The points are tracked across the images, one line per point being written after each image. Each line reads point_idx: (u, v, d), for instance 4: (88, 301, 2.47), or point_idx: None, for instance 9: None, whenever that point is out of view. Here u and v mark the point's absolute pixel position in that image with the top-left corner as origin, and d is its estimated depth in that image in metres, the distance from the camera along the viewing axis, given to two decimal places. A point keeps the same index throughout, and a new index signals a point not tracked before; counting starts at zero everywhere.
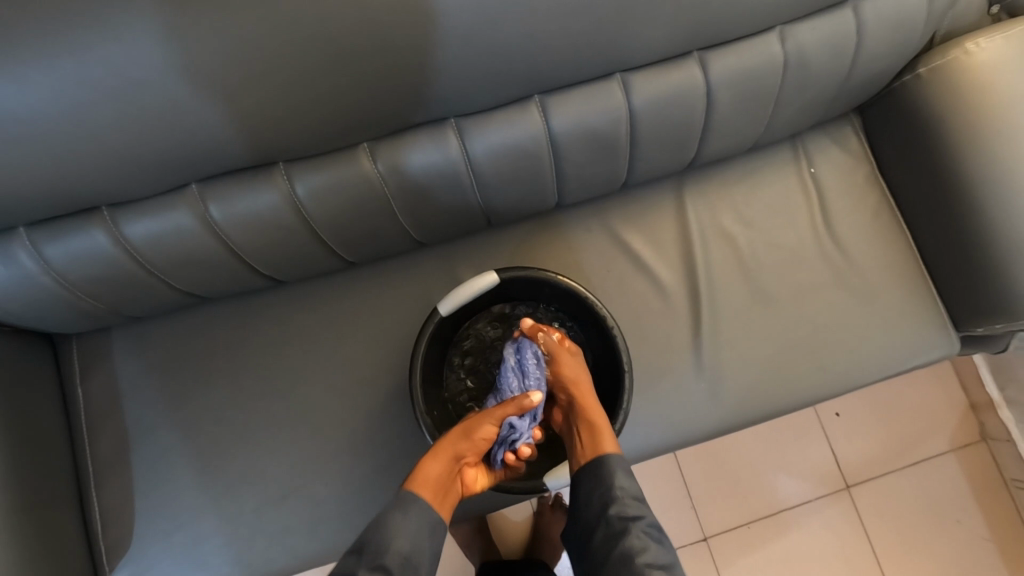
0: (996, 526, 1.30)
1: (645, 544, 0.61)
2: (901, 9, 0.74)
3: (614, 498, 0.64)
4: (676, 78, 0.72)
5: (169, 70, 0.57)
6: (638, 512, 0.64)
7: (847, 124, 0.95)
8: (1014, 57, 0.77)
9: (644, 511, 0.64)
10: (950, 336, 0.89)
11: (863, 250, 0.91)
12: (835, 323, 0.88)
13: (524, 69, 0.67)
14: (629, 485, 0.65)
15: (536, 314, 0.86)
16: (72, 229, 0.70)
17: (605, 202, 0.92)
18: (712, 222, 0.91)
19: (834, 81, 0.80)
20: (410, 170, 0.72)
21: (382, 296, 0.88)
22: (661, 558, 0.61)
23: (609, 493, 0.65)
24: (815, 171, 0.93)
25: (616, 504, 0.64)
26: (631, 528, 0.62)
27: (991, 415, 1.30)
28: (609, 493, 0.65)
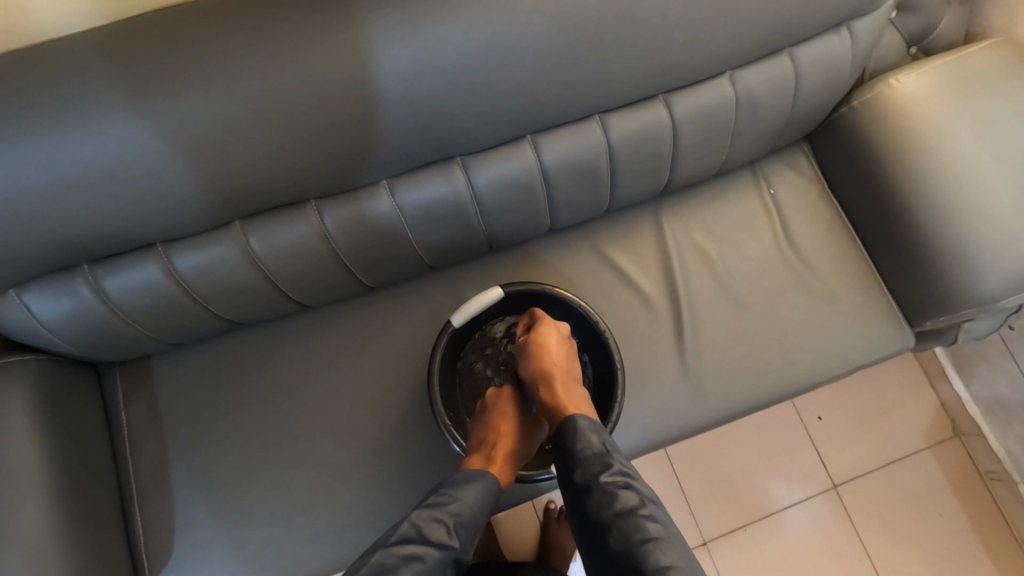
0: (976, 517, 1.38)
1: (616, 492, 0.65)
2: (830, 53, 0.88)
3: (587, 459, 0.69)
4: (646, 116, 0.85)
5: (217, 122, 0.68)
6: (606, 465, 0.68)
7: (799, 150, 1.09)
8: (928, 89, 0.91)
9: (612, 461, 0.68)
10: (903, 331, 1.00)
11: (822, 258, 1.03)
12: (802, 323, 0.99)
13: (519, 113, 0.79)
14: (593, 442, 0.70)
15: None
16: (129, 263, 0.80)
17: (593, 226, 1.03)
18: (689, 239, 1.03)
19: (783, 112, 0.93)
20: (423, 201, 0.84)
21: (397, 316, 0.98)
22: (636, 501, 0.64)
23: (574, 451, 0.70)
24: (773, 191, 1.06)
25: (585, 465, 0.68)
26: (602, 484, 0.66)
27: (960, 412, 1.39)
28: (574, 455, 0.70)
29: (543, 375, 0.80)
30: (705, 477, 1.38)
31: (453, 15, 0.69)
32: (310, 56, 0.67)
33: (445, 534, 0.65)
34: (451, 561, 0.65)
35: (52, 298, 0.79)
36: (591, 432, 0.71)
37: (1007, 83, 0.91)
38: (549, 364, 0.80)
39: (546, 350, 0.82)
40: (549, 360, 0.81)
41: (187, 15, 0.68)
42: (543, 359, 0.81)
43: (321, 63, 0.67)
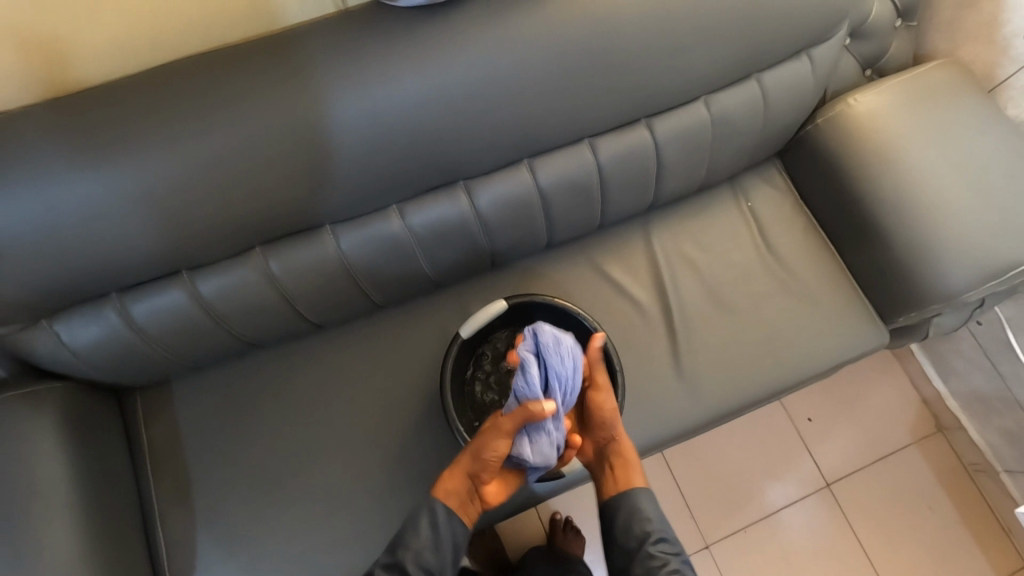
0: (964, 509, 1.43)
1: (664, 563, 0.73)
2: (793, 77, 0.97)
3: (638, 527, 0.76)
4: (631, 138, 0.93)
5: (244, 155, 0.74)
6: (658, 540, 0.75)
7: (772, 166, 1.18)
8: (883, 106, 1.01)
9: (666, 538, 0.75)
10: (879, 328, 1.08)
11: (800, 264, 1.10)
12: (785, 325, 1.06)
13: (517, 139, 0.86)
14: (651, 517, 0.77)
15: None
16: (156, 290, 0.85)
17: (586, 242, 1.10)
18: (676, 251, 1.10)
19: (755, 131, 1.02)
20: (430, 223, 0.90)
21: (406, 333, 1.03)
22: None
23: (639, 525, 0.76)
24: (751, 204, 1.14)
25: (637, 532, 0.76)
26: (650, 553, 0.74)
27: (941, 407, 1.46)
28: (627, 518, 0.78)
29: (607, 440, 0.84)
30: (704, 482, 1.43)
31: (455, 54, 0.77)
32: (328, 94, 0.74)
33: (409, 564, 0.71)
34: None
35: (82, 325, 0.84)
36: (647, 508, 0.78)
37: (952, 99, 1.01)
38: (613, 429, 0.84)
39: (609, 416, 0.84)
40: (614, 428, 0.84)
41: (215, 58, 0.75)
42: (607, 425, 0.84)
43: (338, 99, 0.75)
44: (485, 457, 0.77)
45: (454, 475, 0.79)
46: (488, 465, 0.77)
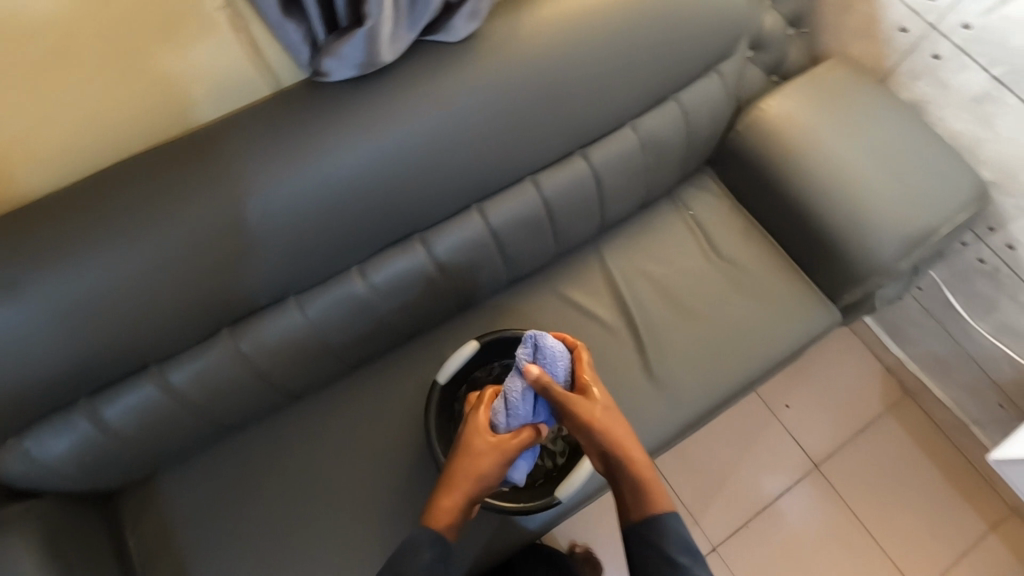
0: (947, 466, 1.49)
1: None
2: (706, 93, 1.06)
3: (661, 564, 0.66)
4: (569, 169, 0.99)
5: (200, 241, 0.76)
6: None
7: (705, 174, 1.26)
8: (789, 108, 1.11)
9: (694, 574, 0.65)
10: (830, 308, 1.14)
11: (748, 260, 1.17)
12: (744, 320, 1.11)
13: (462, 187, 0.91)
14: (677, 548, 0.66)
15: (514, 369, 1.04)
16: (126, 388, 0.84)
17: (545, 272, 1.15)
18: (630, 267, 1.15)
19: (682, 145, 1.09)
20: (391, 277, 0.93)
21: (385, 388, 1.04)
22: None
23: (668, 558, 0.65)
24: (692, 213, 1.21)
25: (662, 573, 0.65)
26: None
27: (904, 373, 1.53)
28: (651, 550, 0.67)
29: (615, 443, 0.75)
30: (701, 485, 1.45)
31: (391, 118, 0.81)
32: (279, 173, 0.78)
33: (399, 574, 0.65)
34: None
35: (53, 437, 0.82)
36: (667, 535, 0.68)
37: (848, 93, 1.12)
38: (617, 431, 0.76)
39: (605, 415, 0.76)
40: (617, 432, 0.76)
41: (158, 151, 0.77)
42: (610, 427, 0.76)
43: (286, 175, 0.78)
44: (479, 473, 0.76)
45: (446, 499, 0.74)
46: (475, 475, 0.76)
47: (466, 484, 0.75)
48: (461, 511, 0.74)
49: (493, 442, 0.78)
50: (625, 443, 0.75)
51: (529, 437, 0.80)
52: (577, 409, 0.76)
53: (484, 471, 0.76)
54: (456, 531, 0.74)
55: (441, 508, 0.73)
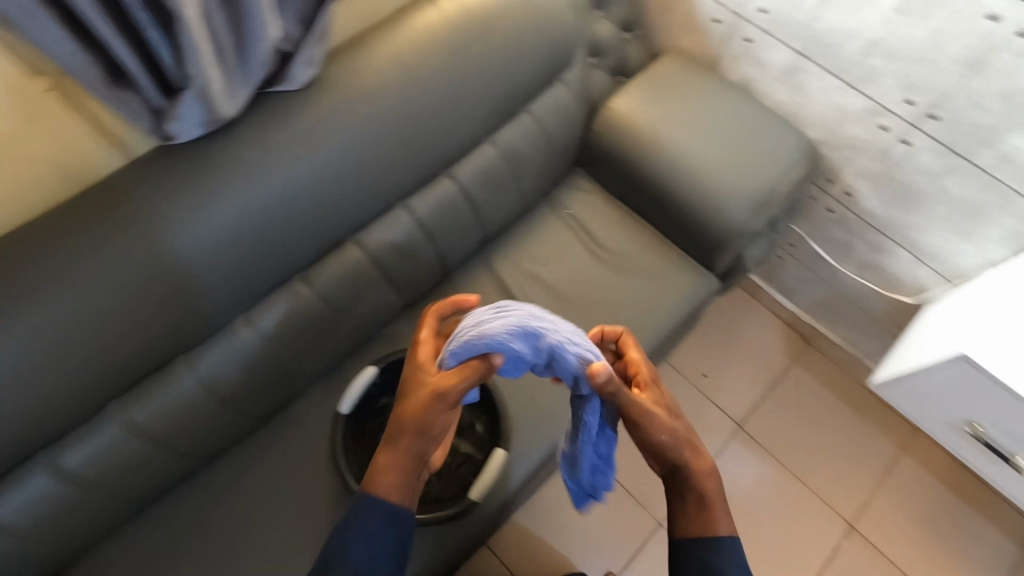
0: (854, 401, 1.61)
1: None
2: (554, 101, 1.15)
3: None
4: (438, 190, 1.05)
5: (65, 319, 0.76)
6: None
7: (577, 174, 1.34)
8: (633, 104, 1.22)
9: None
10: (708, 275, 1.24)
11: (627, 245, 1.25)
12: (632, 300, 1.19)
13: (334, 223, 0.95)
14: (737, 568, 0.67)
15: None
16: (12, 483, 0.82)
17: (441, 290, 1.19)
18: (520, 271, 1.21)
19: (545, 150, 1.17)
20: (279, 321, 0.95)
21: (298, 430, 1.04)
22: None
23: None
24: (571, 210, 1.28)
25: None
26: None
27: (801, 323, 1.66)
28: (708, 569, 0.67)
29: (687, 455, 0.72)
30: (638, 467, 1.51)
31: (245, 169, 0.84)
32: (222, 195, 0.83)
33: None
34: None
35: None
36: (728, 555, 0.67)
37: (682, 83, 1.25)
38: (691, 442, 0.73)
39: (681, 427, 0.74)
40: (693, 446, 0.73)
41: (36, 220, 0.78)
42: (685, 437, 0.73)
43: (146, 240, 0.80)
44: (418, 430, 0.65)
45: (385, 460, 0.67)
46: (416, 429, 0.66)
47: (411, 438, 0.66)
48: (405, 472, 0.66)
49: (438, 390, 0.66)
50: (699, 455, 0.73)
51: (471, 376, 0.66)
52: (653, 413, 0.72)
53: (427, 425, 0.66)
54: (405, 492, 0.66)
55: (377, 468, 0.67)
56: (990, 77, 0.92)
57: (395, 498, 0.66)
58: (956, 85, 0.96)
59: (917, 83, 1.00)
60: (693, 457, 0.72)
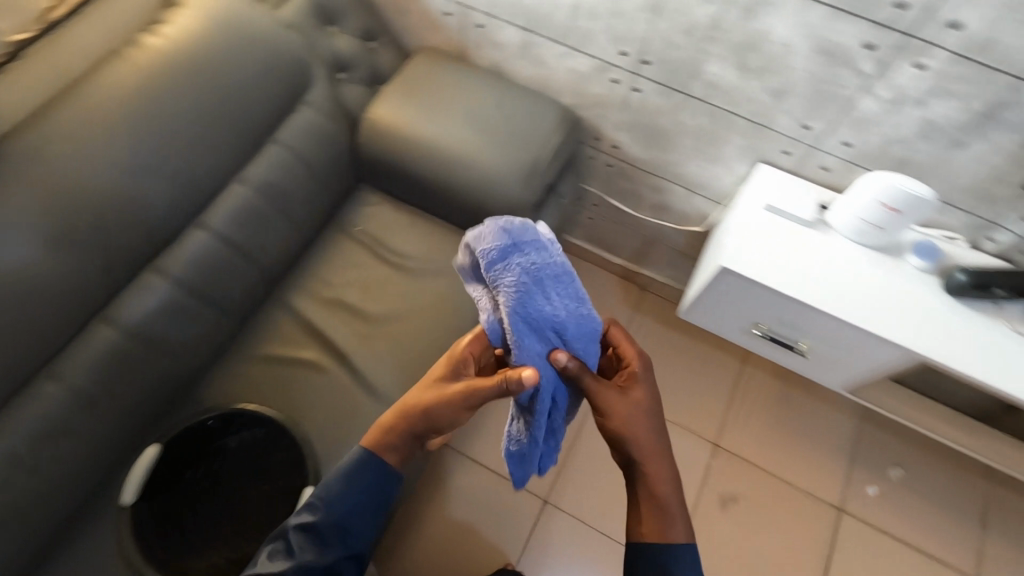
0: (695, 331, 1.71)
1: None
2: (301, 126, 1.14)
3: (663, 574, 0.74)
4: (190, 244, 1.01)
5: None
6: None
7: (363, 190, 1.32)
8: (389, 110, 1.22)
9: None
10: None
11: (421, 246, 1.25)
12: (436, 298, 1.18)
13: (63, 307, 0.87)
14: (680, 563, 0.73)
15: (222, 443, 1.03)
16: None
17: (238, 343, 1.13)
18: (319, 300, 1.17)
19: (306, 176, 1.15)
20: (25, 429, 0.85)
21: (93, 540, 0.93)
22: None
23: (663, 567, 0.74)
24: (360, 227, 1.26)
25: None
26: None
27: (633, 273, 1.73)
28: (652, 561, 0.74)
29: (644, 452, 0.77)
30: None
31: None
32: None
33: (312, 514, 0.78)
34: (291, 531, 0.78)
35: None
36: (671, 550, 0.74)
37: (433, 80, 1.27)
38: (650, 439, 0.78)
39: (644, 425, 0.78)
40: (650, 444, 0.77)
41: None
42: (644, 434, 0.77)
43: None
44: (415, 408, 0.79)
45: (390, 418, 0.82)
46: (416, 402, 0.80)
47: (407, 415, 0.80)
48: (394, 433, 0.81)
49: (459, 356, 0.81)
50: (656, 455, 0.77)
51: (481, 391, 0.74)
52: (616, 412, 0.77)
53: (431, 411, 0.78)
54: (400, 454, 0.82)
55: (385, 428, 0.82)
56: (670, 17, 1.00)
57: (387, 462, 0.82)
58: (649, 30, 1.04)
59: (622, 35, 1.08)
60: (649, 455, 0.77)
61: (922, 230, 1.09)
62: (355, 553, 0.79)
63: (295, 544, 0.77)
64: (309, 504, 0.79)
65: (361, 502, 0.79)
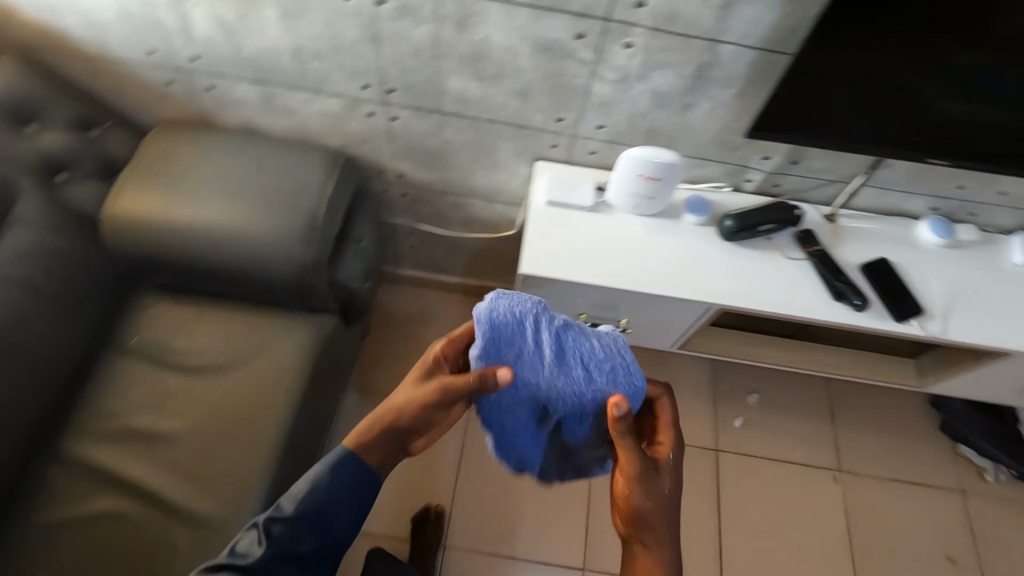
0: None
1: None
2: (18, 251, 0.98)
3: None
4: None
5: None
6: None
7: (132, 293, 1.17)
8: (129, 200, 1.08)
9: None
10: (314, 317, 1.17)
11: (211, 338, 1.12)
12: (241, 390, 1.07)
13: None
14: None
15: None
16: None
17: (10, 518, 0.96)
18: (103, 435, 1.02)
19: (42, 304, 1.00)
20: None
21: None
22: None
23: None
24: (135, 338, 1.11)
25: None
26: None
27: (476, 285, 1.70)
28: None
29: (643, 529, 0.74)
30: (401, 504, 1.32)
31: None
32: None
33: (288, 509, 0.73)
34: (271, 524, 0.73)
35: None
36: None
37: (176, 155, 1.14)
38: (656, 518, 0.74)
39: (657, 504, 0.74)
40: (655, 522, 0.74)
41: None
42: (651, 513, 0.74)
43: None
44: (405, 405, 0.74)
45: (380, 418, 0.76)
46: (407, 399, 0.74)
47: (388, 414, 0.75)
48: (378, 433, 0.75)
49: (434, 357, 0.77)
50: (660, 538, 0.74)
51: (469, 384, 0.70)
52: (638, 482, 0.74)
53: (453, 387, 0.71)
54: (381, 451, 0.76)
55: (367, 430, 0.76)
56: (392, 44, 0.97)
57: (369, 463, 0.75)
58: (378, 60, 1.00)
59: (354, 70, 1.03)
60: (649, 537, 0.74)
61: (692, 187, 1.16)
62: (334, 547, 0.76)
63: (273, 536, 0.72)
64: (284, 501, 0.74)
65: (342, 493, 0.74)
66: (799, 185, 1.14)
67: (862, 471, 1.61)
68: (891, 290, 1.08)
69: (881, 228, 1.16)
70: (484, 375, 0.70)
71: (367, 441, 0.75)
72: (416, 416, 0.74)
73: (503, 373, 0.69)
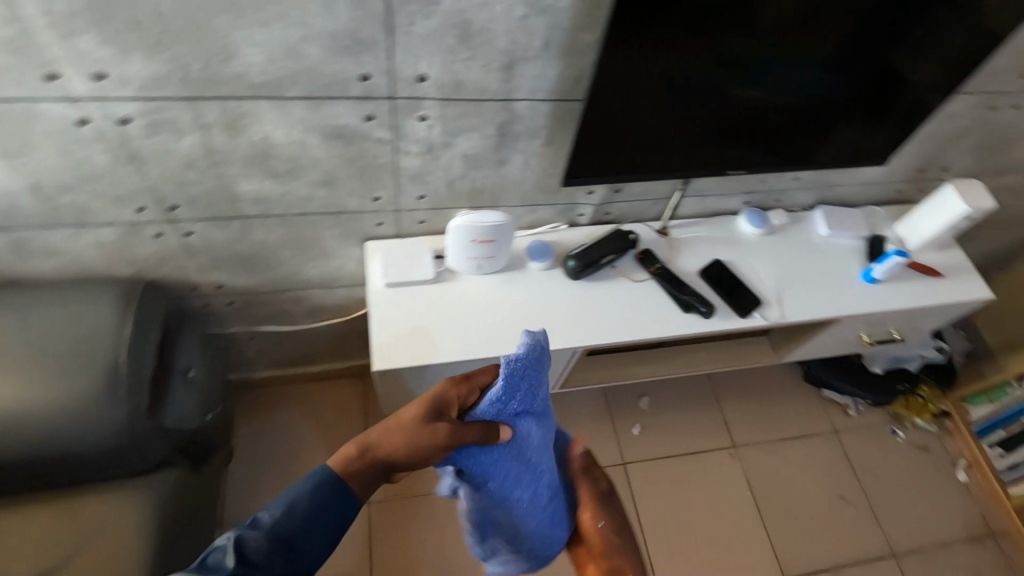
0: None
1: None
2: None
3: None
4: None
5: None
6: None
7: None
8: None
9: None
10: (140, 481, 1.00)
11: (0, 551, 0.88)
12: None
13: None
14: None
15: None
16: None
17: None
18: None
19: None
20: None
21: None
22: None
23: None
24: None
25: None
26: None
27: (344, 369, 1.57)
28: None
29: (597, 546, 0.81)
30: None
31: None
32: None
33: (267, 519, 0.66)
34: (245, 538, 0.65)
35: None
36: None
37: None
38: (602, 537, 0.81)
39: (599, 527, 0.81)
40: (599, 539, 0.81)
41: None
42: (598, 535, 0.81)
43: None
44: (405, 436, 0.69)
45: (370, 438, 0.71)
46: (405, 429, 0.69)
47: (381, 441, 0.70)
48: (366, 459, 0.70)
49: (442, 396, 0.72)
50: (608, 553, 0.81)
51: (479, 432, 0.70)
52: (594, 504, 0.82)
53: (459, 431, 0.69)
54: (358, 478, 0.70)
55: (353, 452, 0.70)
56: (156, 160, 0.84)
57: (348, 488, 0.69)
58: (145, 180, 0.86)
59: (119, 194, 0.88)
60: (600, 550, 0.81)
61: (529, 233, 1.14)
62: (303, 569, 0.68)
63: (243, 556, 0.64)
64: (263, 509, 0.67)
65: (320, 517, 0.68)
66: (628, 208, 1.17)
67: (751, 440, 1.72)
68: (729, 290, 1.14)
69: (708, 231, 1.22)
70: (488, 424, 0.71)
71: (352, 464, 0.70)
72: (411, 454, 0.69)
73: (506, 431, 0.71)
